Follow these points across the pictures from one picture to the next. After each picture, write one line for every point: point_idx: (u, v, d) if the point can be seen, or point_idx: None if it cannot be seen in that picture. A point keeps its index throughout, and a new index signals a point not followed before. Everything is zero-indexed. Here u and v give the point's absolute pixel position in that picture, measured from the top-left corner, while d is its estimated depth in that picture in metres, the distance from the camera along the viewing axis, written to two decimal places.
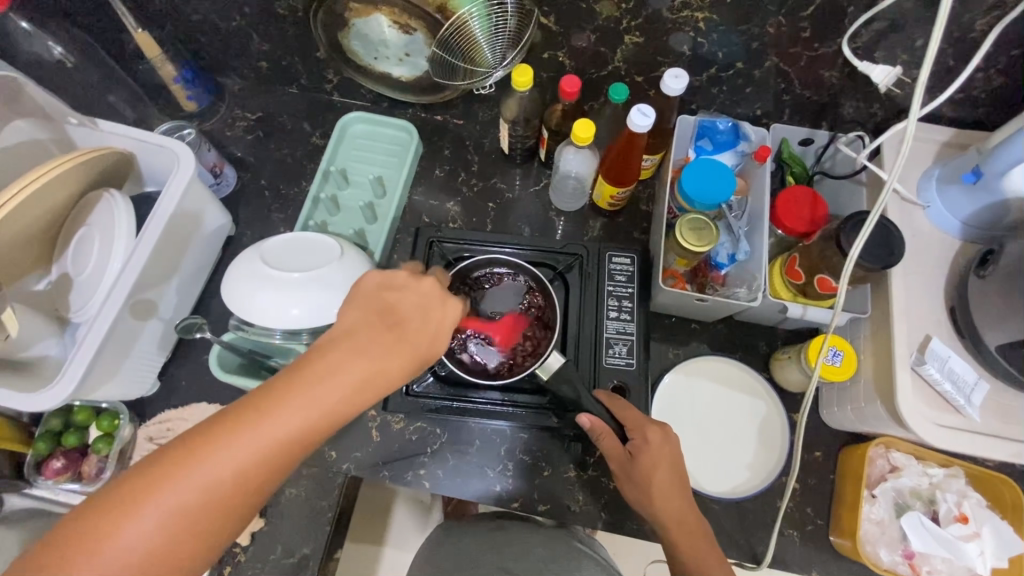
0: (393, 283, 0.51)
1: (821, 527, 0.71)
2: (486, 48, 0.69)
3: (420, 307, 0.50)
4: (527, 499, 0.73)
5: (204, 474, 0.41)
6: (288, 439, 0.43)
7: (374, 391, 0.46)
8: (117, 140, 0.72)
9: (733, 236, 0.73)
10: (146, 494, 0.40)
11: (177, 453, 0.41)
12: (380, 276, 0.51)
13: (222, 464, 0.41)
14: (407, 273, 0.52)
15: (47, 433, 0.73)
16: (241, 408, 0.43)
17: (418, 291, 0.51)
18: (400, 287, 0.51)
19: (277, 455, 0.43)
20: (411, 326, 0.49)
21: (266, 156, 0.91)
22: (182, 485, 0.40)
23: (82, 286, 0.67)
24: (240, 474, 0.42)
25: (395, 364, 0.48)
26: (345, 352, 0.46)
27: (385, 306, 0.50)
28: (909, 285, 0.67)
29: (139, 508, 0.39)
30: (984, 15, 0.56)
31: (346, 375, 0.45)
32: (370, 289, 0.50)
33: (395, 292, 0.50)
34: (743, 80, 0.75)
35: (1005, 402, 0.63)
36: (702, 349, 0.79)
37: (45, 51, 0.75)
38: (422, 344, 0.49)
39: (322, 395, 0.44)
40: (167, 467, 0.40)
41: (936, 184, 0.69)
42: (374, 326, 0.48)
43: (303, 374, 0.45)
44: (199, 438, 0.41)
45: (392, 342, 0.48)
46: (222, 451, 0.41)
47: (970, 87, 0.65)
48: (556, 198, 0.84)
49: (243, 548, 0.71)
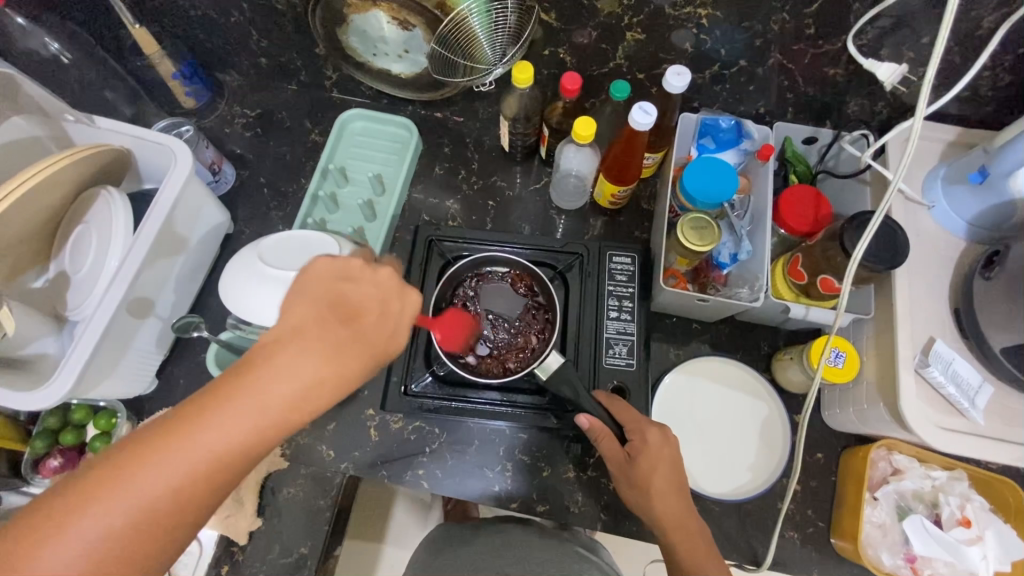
0: (348, 273, 0.49)
1: (822, 529, 0.70)
2: (486, 45, 0.68)
3: (375, 299, 0.49)
4: (525, 499, 0.72)
5: (151, 476, 0.40)
6: (240, 438, 0.43)
7: (328, 389, 0.45)
8: (115, 137, 0.71)
9: (735, 235, 0.73)
10: (92, 496, 0.39)
11: (128, 452, 0.41)
12: (334, 266, 0.49)
13: (171, 466, 0.41)
14: (362, 262, 0.50)
15: (45, 431, 0.73)
16: (191, 407, 0.42)
17: (373, 282, 0.49)
18: (356, 279, 0.49)
19: (229, 456, 0.42)
20: (367, 319, 0.48)
21: (265, 153, 0.90)
22: (131, 487, 0.40)
23: (78, 284, 0.67)
24: (191, 475, 0.41)
25: (352, 361, 0.46)
26: (296, 349, 0.45)
27: (341, 299, 0.48)
28: (914, 286, 0.66)
29: (87, 511, 0.39)
30: (992, 12, 0.55)
31: (297, 372, 0.44)
32: (323, 280, 0.49)
33: (350, 283, 0.49)
34: (746, 78, 0.74)
35: (1009, 405, 0.62)
36: (703, 349, 0.79)
37: (42, 47, 0.74)
38: (378, 338, 0.48)
39: (273, 393, 0.43)
40: (115, 469, 0.40)
41: (942, 184, 0.68)
42: (327, 320, 0.47)
43: (253, 372, 0.44)
44: (149, 439, 0.41)
45: (348, 336, 0.47)
46: (172, 451, 0.41)
47: (977, 85, 0.64)
48: (556, 196, 0.84)
49: (241, 546, 0.71)
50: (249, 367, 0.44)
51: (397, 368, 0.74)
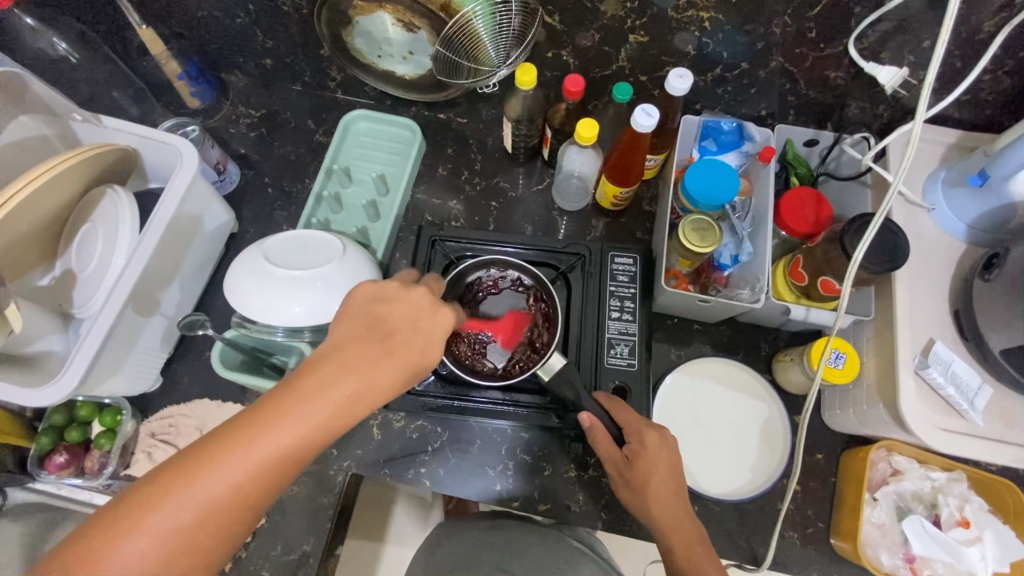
0: (385, 293, 0.50)
1: (822, 530, 0.71)
2: (490, 48, 0.68)
3: (411, 317, 0.49)
4: (527, 498, 0.73)
5: (184, 503, 0.40)
6: (282, 454, 0.42)
7: (365, 406, 0.45)
8: (122, 137, 0.72)
9: (737, 236, 0.73)
10: (122, 529, 0.38)
11: (185, 461, 0.40)
12: (372, 287, 0.50)
13: (204, 493, 0.40)
14: (398, 284, 0.51)
15: (51, 428, 0.74)
16: (243, 419, 0.42)
17: (409, 301, 0.50)
18: (390, 298, 0.50)
19: (267, 475, 0.42)
20: (404, 337, 0.48)
21: (270, 153, 0.91)
22: (163, 517, 0.39)
23: (84, 282, 0.67)
24: (231, 496, 0.41)
25: (388, 377, 0.46)
26: (338, 364, 0.45)
27: (378, 319, 0.49)
28: (914, 289, 0.67)
29: (116, 544, 0.38)
30: (992, 16, 0.56)
31: (335, 387, 0.44)
32: (361, 299, 0.49)
33: (386, 303, 0.49)
34: (748, 81, 0.74)
35: (1009, 407, 0.62)
36: (704, 350, 0.79)
37: (49, 46, 0.75)
38: (415, 355, 0.48)
39: (312, 409, 0.43)
40: (145, 499, 0.39)
41: (942, 187, 0.68)
42: (364, 337, 0.47)
43: (291, 389, 0.44)
44: (179, 464, 0.40)
45: (386, 353, 0.47)
46: (204, 478, 0.40)
47: (978, 89, 0.65)
48: (559, 198, 0.84)
49: (244, 544, 0.71)
50: (287, 386, 0.44)
51: None
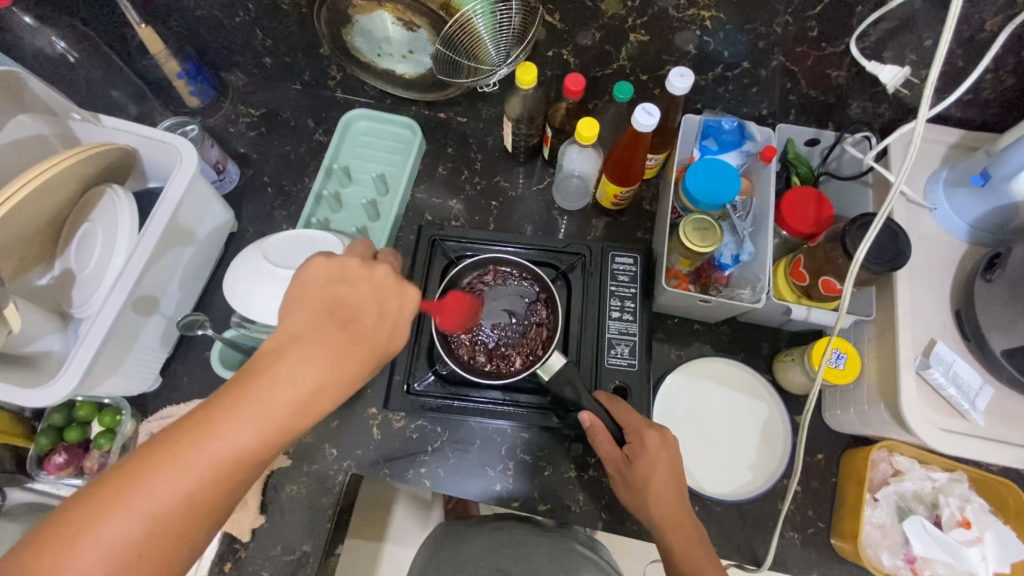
0: (345, 274, 0.51)
1: (823, 530, 0.71)
2: (491, 46, 0.68)
3: (373, 300, 0.50)
4: (527, 498, 0.72)
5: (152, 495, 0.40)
6: (250, 442, 0.43)
7: (329, 393, 0.47)
8: (122, 136, 0.72)
9: (738, 236, 0.73)
10: (91, 523, 0.39)
11: (154, 452, 0.41)
12: (330, 268, 0.51)
13: (174, 483, 0.41)
14: (359, 264, 0.51)
15: (50, 428, 0.74)
16: (208, 408, 0.43)
17: (369, 283, 0.51)
18: (352, 281, 0.51)
19: (238, 462, 0.43)
20: (365, 321, 0.49)
21: (269, 152, 0.91)
22: (131, 509, 0.39)
23: (84, 282, 0.67)
24: (201, 485, 0.42)
25: (352, 361, 0.48)
26: (301, 351, 0.46)
27: (339, 301, 0.50)
28: (915, 289, 0.66)
29: (85, 538, 0.38)
30: (995, 15, 0.56)
31: (298, 375, 0.45)
32: (320, 282, 0.50)
33: (347, 285, 0.50)
34: (749, 80, 0.74)
35: (1010, 407, 0.62)
36: (704, 350, 0.79)
37: (48, 45, 0.75)
38: (377, 338, 0.50)
39: (275, 397, 0.44)
40: (113, 492, 0.40)
41: (943, 186, 0.68)
42: (326, 322, 0.48)
43: (253, 378, 0.45)
44: (147, 456, 0.41)
45: (349, 339, 0.48)
46: (173, 468, 0.41)
47: (980, 88, 0.64)
48: (559, 197, 0.84)
49: (244, 544, 0.71)
50: (251, 374, 0.45)
51: (399, 367, 0.75)
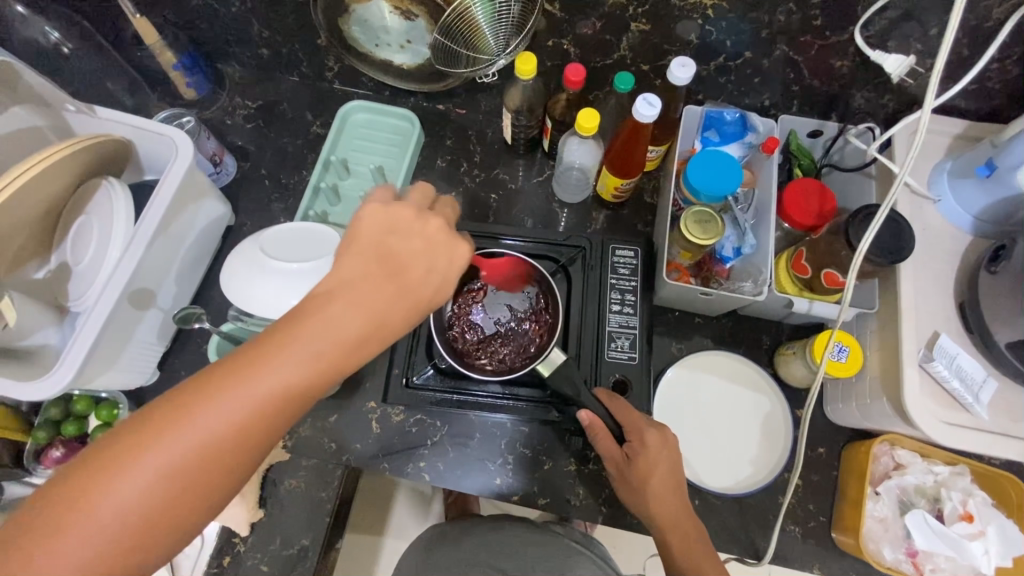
0: (398, 225, 0.47)
1: (823, 524, 0.70)
2: (488, 34, 0.66)
3: (424, 253, 0.47)
4: (527, 492, 0.72)
5: (176, 445, 0.39)
6: (289, 388, 0.41)
7: (370, 344, 0.45)
8: (116, 128, 0.71)
9: (739, 228, 0.72)
10: (110, 472, 0.38)
11: (195, 386, 0.40)
12: (384, 215, 0.47)
13: (212, 421, 0.39)
14: (412, 213, 0.48)
15: (47, 422, 0.74)
16: (248, 348, 0.42)
17: (423, 236, 0.47)
18: (404, 232, 0.47)
19: (276, 407, 0.41)
20: (415, 275, 0.46)
21: (267, 145, 0.90)
22: (161, 454, 0.38)
23: (81, 275, 0.67)
24: (239, 426, 0.40)
25: (396, 315, 0.45)
26: (347, 297, 0.44)
27: (389, 252, 0.46)
28: (919, 281, 0.66)
29: (119, 473, 0.38)
30: (1001, 3, 0.55)
31: (340, 323, 0.43)
32: (371, 228, 0.47)
33: (398, 235, 0.47)
34: (751, 70, 0.73)
35: (1014, 400, 0.61)
36: (705, 343, 0.78)
37: (42, 36, 0.74)
38: (426, 294, 0.47)
39: (318, 345, 0.42)
40: (135, 440, 0.39)
41: (948, 177, 0.67)
42: (373, 271, 0.45)
43: (294, 321, 0.43)
44: (173, 403, 0.40)
45: (396, 290, 0.46)
46: (211, 407, 0.40)
47: (986, 78, 0.64)
48: (558, 188, 0.83)
49: (242, 538, 0.71)
50: (295, 317, 0.43)
51: (398, 360, 0.75)
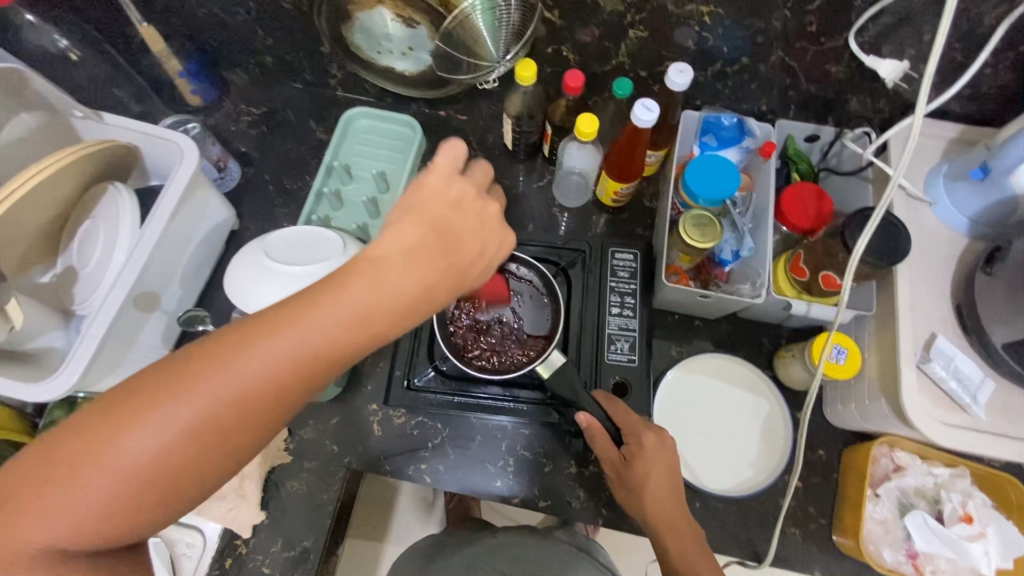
0: (459, 203, 0.48)
1: (824, 526, 0.70)
2: (489, 42, 0.67)
3: (480, 234, 0.47)
4: (528, 495, 0.72)
5: (205, 395, 0.39)
6: (330, 345, 0.41)
7: (415, 314, 0.45)
8: (122, 134, 0.72)
9: (737, 232, 0.73)
10: (142, 410, 0.38)
11: (239, 331, 0.40)
12: (447, 190, 0.48)
13: (252, 368, 0.39)
14: (474, 195, 0.49)
15: (51, 424, 0.73)
16: (295, 300, 0.42)
17: (479, 218, 0.48)
18: (463, 210, 0.48)
19: (316, 363, 0.41)
20: (470, 253, 0.47)
21: (270, 151, 0.91)
22: (198, 395, 0.39)
23: (86, 278, 0.68)
24: (278, 376, 0.40)
25: (443, 289, 0.46)
26: (400, 265, 0.44)
27: (447, 226, 0.47)
28: (916, 283, 0.66)
29: (157, 407, 0.38)
30: (993, 9, 0.56)
31: (386, 293, 0.43)
32: (433, 201, 0.47)
33: (459, 213, 0.47)
34: (748, 76, 0.74)
35: (1012, 401, 0.62)
36: (705, 346, 0.78)
37: (51, 43, 0.77)
38: (473, 272, 0.47)
39: (368, 309, 0.42)
40: (170, 382, 0.39)
41: (944, 181, 0.68)
42: (431, 243, 0.45)
43: (337, 284, 0.42)
44: (213, 349, 0.40)
45: (449, 265, 0.46)
46: (252, 354, 0.40)
47: (979, 83, 0.65)
48: (558, 192, 0.85)
49: (245, 540, 0.72)
50: (344, 273, 0.43)
51: (401, 362, 0.76)
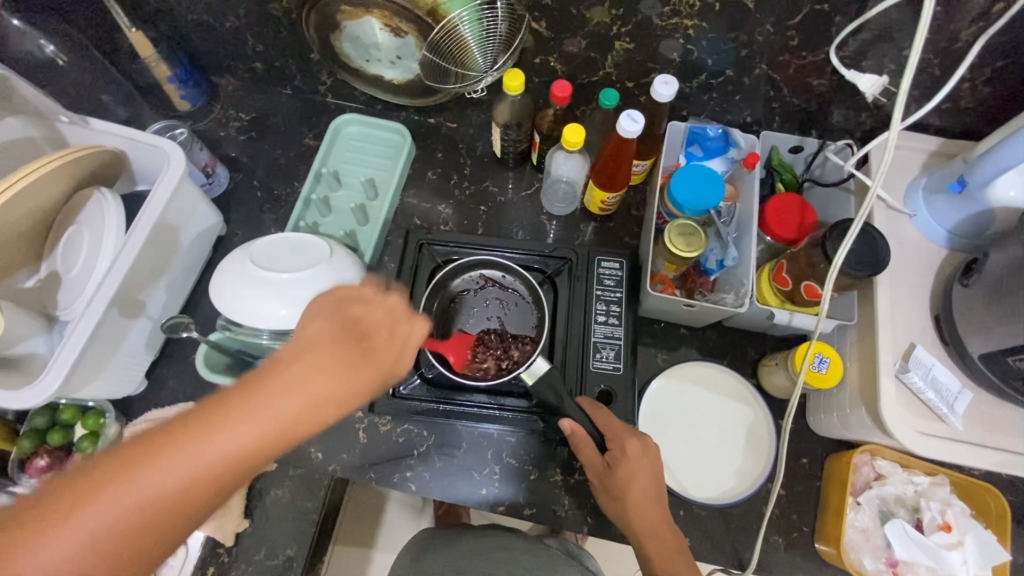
0: (362, 299, 0.52)
1: (807, 534, 0.71)
2: (477, 53, 0.69)
3: (387, 326, 0.51)
4: (514, 502, 0.72)
5: (116, 503, 0.38)
6: (249, 444, 0.42)
7: (331, 413, 0.46)
8: (109, 139, 0.72)
9: (722, 241, 0.73)
10: (38, 533, 0.37)
11: (155, 436, 0.41)
12: (348, 293, 0.52)
13: (167, 473, 0.40)
14: (376, 291, 0.53)
15: (32, 431, 0.73)
16: (214, 401, 0.43)
17: (385, 308, 0.51)
18: (367, 303, 0.52)
19: (233, 462, 0.42)
20: (383, 345, 0.50)
21: (259, 156, 0.91)
22: (109, 503, 0.38)
23: (69, 284, 0.67)
24: (192, 481, 0.41)
25: (361, 381, 0.47)
26: (313, 365, 0.46)
27: (356, 321, 0.50)
28: (896, 294, 0.67)
29: (65, 519, 0.37)
30: (969, 26, 0.57)
31: (304, 391, 0.44)
32: (337, 303, 0.51)
33: (364, 308, 0.51)
34: (732, 88, 0.75)
35: (989, 410, 0.63)
36: (691, 354, 0.79)
37: (37, 49, 0.75)
38: (389, 362, 0.49)
39: (275, 411, 0.43)
40: (81, 491, 0.38)
41: (923, 193, 0.69)
42: (342, 341, 0.48)
43: (254, 385, 0.44)
44: (116, 464, 0.39)
45: (365, 359, 0.48)
46: (168, 459, 0.40)
47: (957, 97, 0.66)
48: (547, 201, 0.85)
49: (228, 549, 0.71)
50: (263, 374, 0.44)
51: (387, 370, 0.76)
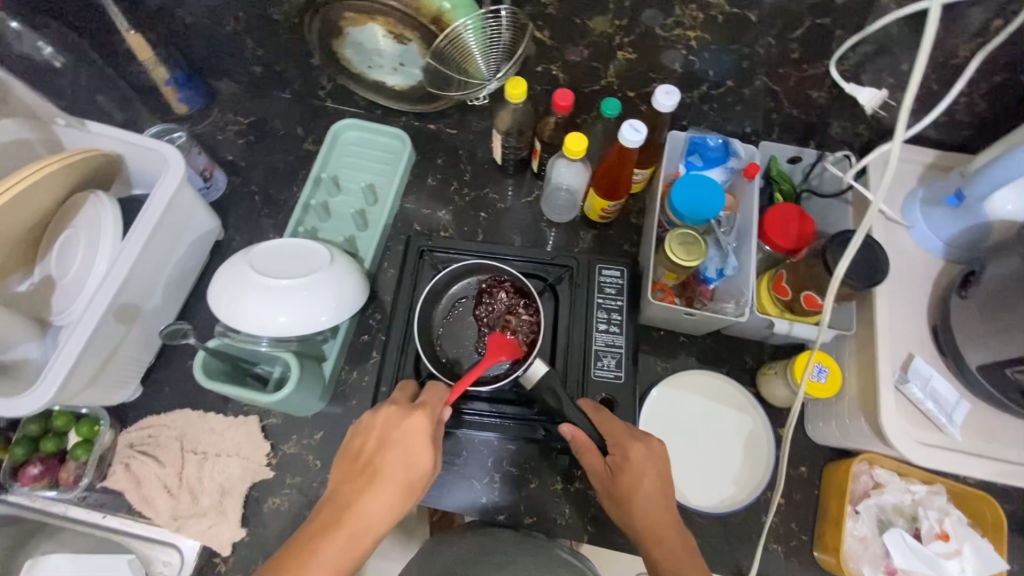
0: (361, 427, 0.57)
1: (805, 543, 0.71)
2: (482, 62, 0.69)
3: (383, 441, 0.55)
4: (514, 510, 0.73)
5: None
6: None
7: (365, 543, 0.51)
8: (103, 142, 0.71)
9: (722, 250, 0.73)
10: None
11: None
12: (351, 429, 0.58)
13: None
14: (370, 413, 0.58)
15: (25, 438, 0.73)
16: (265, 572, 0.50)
17: (377, 425, 0.56)
18: (364, 429, 0.57)
19: None
20: (387, 463, 0.54)
21: (258, 161, 0.90)
22: None
23: (64, 290, 0.66)
24: None
25: (379, 504, 0.52)
26: (334, 511, 0.52)
27: (360, 452, 0.55)
28: (894, 304, 0.68)
29: None
30: (968, 41, 0.58)
31: (334, 539, 0.50)
32: (343, 444, 0.57)
33: (362, 436, 0.56)
34: (733, 99, 0.76)
35: (985, 420, 0.63)
36: (690, 362, 0.80)
37: (34, 51, 0.75)
38: (399, 476, 0.54)
39: (316, 562, 0.49)
40: None
41: (920, 205, 0.70)
42: (351, 480, 0.54)
43: (293, 548, 0.50)
44: None
45: (374, 485, 0.53)
46: None
47: (954, 111, 0.67)
48: (548, 208, 0.85)
49: (224, 558, 0.71)
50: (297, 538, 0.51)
51: None
